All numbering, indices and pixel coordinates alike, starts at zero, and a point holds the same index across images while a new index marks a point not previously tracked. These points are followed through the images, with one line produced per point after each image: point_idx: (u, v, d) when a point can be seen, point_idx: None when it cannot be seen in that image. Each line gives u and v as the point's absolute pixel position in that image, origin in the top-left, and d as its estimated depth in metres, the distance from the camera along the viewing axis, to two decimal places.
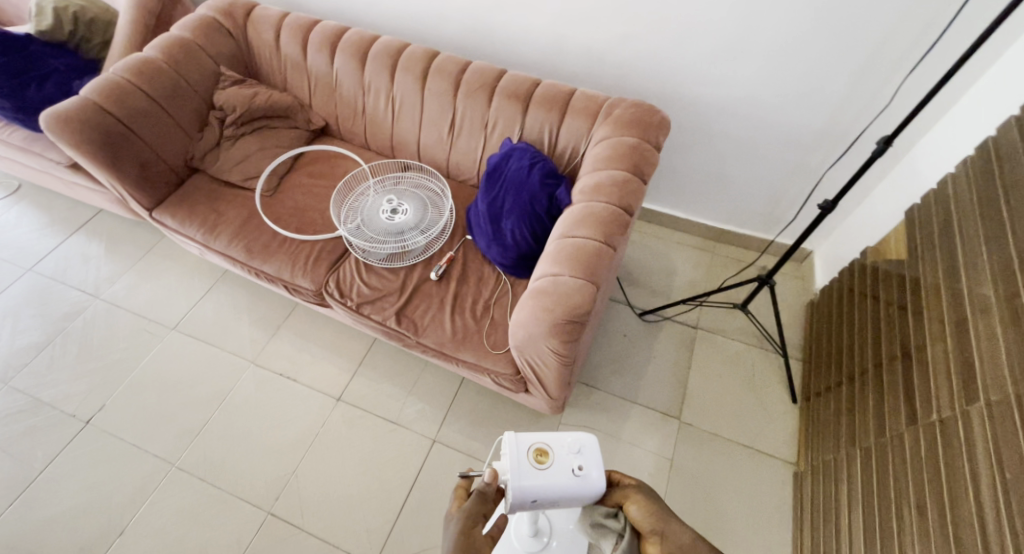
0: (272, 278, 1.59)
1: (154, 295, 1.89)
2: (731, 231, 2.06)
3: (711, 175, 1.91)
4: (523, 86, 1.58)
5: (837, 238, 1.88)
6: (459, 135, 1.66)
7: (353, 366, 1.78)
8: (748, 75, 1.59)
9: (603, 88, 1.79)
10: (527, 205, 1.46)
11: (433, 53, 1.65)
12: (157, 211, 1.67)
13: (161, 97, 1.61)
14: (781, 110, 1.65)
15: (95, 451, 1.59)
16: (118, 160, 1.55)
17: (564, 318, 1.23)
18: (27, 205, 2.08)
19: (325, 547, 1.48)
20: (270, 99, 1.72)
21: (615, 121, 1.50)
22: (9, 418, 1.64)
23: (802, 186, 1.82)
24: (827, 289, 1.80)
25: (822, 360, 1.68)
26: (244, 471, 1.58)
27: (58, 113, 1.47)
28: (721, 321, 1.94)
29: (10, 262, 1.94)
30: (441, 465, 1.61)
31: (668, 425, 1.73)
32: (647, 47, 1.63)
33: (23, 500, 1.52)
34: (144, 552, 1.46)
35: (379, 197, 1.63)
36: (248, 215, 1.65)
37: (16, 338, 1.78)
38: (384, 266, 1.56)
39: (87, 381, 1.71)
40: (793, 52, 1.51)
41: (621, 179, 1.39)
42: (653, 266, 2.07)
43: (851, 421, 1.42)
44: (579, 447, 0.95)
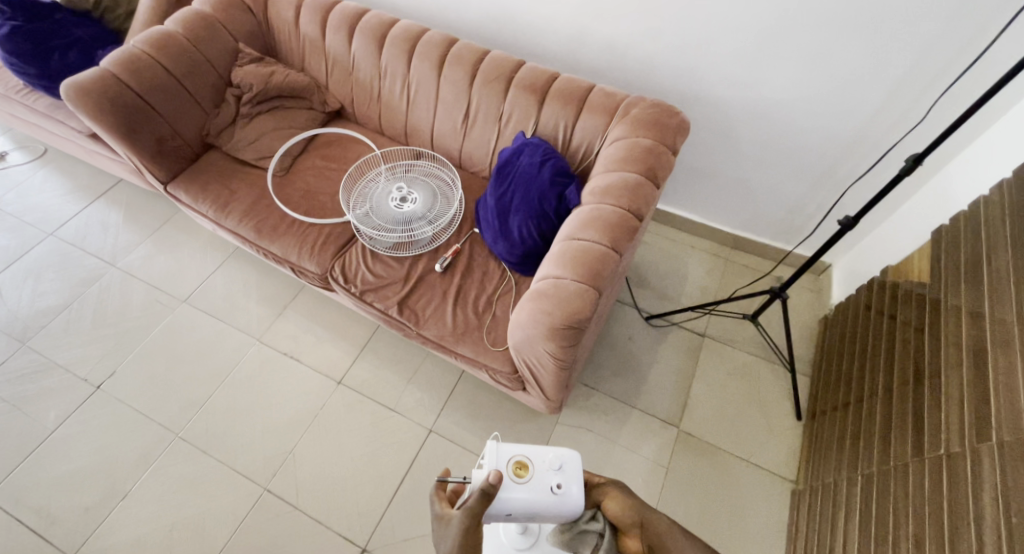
0: (279, 259, 1.60)
1: (168, 267, 1.93)
2: (747, 239, 2.00)
3: (730, 180, 1.85)
4: (540, 79, 1.55)
5: (858, 253, 1.81)
6: (472, 126, 1.64)
7: (356, 350, 1.79)
8: (776, 79, 1.53)
9: (624, 85, 1.75)
10: (536, 203, 1.43)
11: (450, 39, 1.62)
12: (172, 185, 1.70)
13: (178, 72, 1.63)
14: (808, 118, 1.58)
15: (104, 415, 1.65)
16: (134, 132, 1.57)
17: (564, 323, 1.21)
18: (52, 170, 2.14)
19: (316, 526, 1.51)
20: (287, 79, 1.72)
21: (632, 120, 1.45)
22: (25, 377, 1.70)
23: (825, 197, 1.75)
24: (842, 306, 1.74)
25: (830, 379, 1.63)
26: (243, 446, 1.62)
27: (77, 83, 1.49)
28: (730, 331, 1.90)
29: (33, 225, 1.99)
30: (434, 455, 1.62)
31: (666, 432, 1.70)
32: (672, 45, 1.58)
33: (33, 457, 1.58)
34: (145, 516, 1.51)
35: (389, 184, 1.62)
36: (260, 195, 1.66)
37: (35, 300, 1.83)
38: (389, 255, 1.56)
39: (100, 347, 1.76)
40: (824, 56, 1.44)
41: (632, 182, 1.35)
42: (663, 269, 2.03)
43: (854, 446, 1.38)
44: (560, 464, 0.99)
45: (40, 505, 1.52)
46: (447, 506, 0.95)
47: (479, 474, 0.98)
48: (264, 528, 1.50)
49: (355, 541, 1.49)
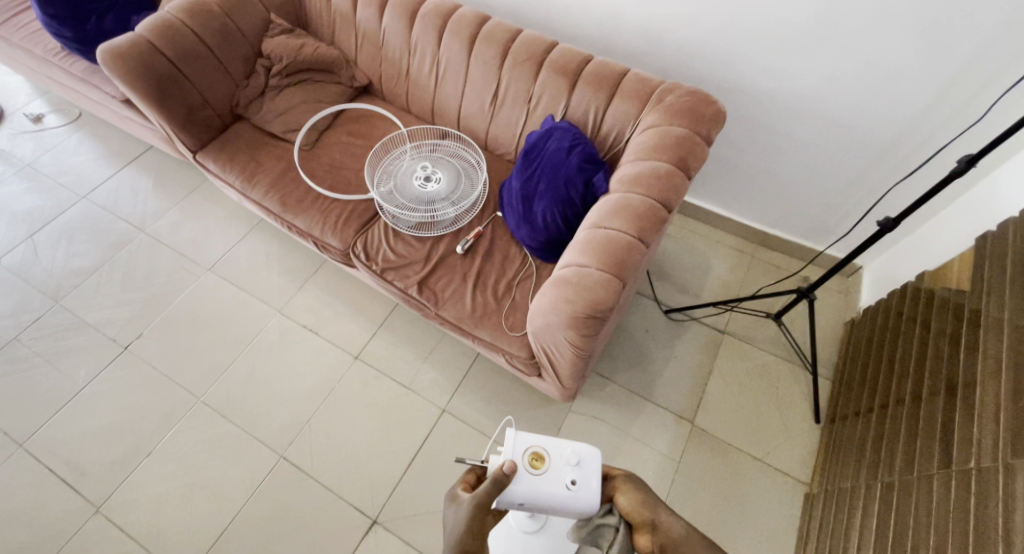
0: (303, 233, 1.62)
1: (194, 235, 1.96)
2: (776, 236, 1.94)
3: (763, 175, 1.79)
4: (572, 62, 1.51)
5: (892, 257, 1.75)
6: (500, 108, 1.61)
7: (373, 327, 1.81)
8: (821, 70, 1.46)
9: (658, 71, 1.69)
10: (562, 189, 1.41)
11: (483, 17, 1.58)
12: (201, 154, 1.72)
13: (211, 40, 1.63)
14: (851, 113, 1.51)
15: (130, 375, 1.70)
16: (166, 100, 1.59)
17: (586, 312, 1.19)
18: (86, 134, 2.19)
19: (329, 495, 1.55)
20: (316, 52, 1.71)
21: (667, 108, 1.41)
22: (57, 334, 1.76)
23: (862, 197, 1.69)
24: (872, 310, 1.69)
25: (853, 385, 1.59)
26: (262, 413, 1.66)
27: (113, 48, 1.50)
28: (752, 329, 1.86)
29: (67, 187, 2.05)
30: (447, 435, 1.64)
31: (680, 427, 1.69)
32: (712, 32, 1.52)
33: (63, 411, 1.64)
34: (167, 474, 1.56)
35: (414, 163, 1.61)
36: (286, 168, 1.67)
37: (69, 260, 1.89)
38: (411, 234, 1.55)
39: (128, 309, 1.81)
40: (873, 47, 1.36)
41: (663, 171, 1.32)
42: (686, 263, 1.98)
43: (875, 454, 1.34)
44: (577, 460, 0.98)
45: (69, 457, 1.58)
46: (464, 489, 0.96)
47: (496, 460, 0.99)
48: (280, 494, 1.55)
49: (366, 513, 1.53)
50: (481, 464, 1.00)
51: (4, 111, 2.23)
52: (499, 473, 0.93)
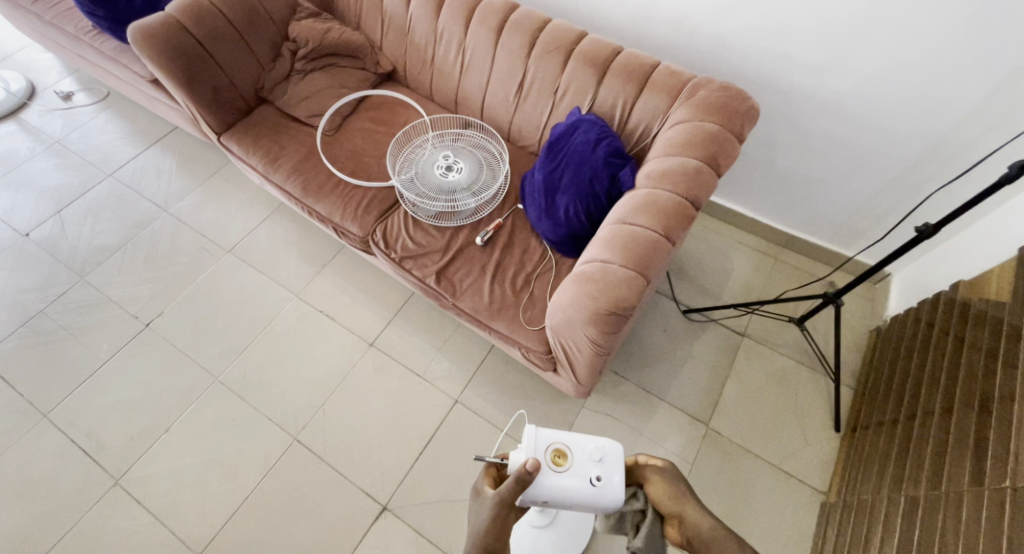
0: (323, 218, 1.62)
1: (216, 216, 1.98)
2: (803, 239, 1.89)
3: (793, 176, 1.74)
4: (601, 53, 1.47)
5: (924, 265, 1.69)
6: (525, 98, 1.59)
7: (389, 315, 1.81)
8: (862, 67, 1.40)
9: (688, 65, 1.65)
10: (586, 183, 1.38)
11: (511, 6, 1.56)
12: (225, 136, 1.72)
13: (238, 22, 1.63)
14: (891, 114, 1.45)
15: (149, 353, 1.73)
16: (194, 80, 1.60)
17: (608, 309, 1.17)
18: (114, 113, 2.22)
19: (341, 480, 1.56)
20: (342, 37, 1.71)
21: (698, 102, 1.37)
22: (82, 309, 1.79)
23: (897, 202, 1.63)
24: (900, 319, 1.64)
25: (877, 395, 1.55)
26: (277, 395, 1.67)
27: (143, 28, 1.51)
28: (774, 333, 1.81)
29: (95, 165, 2.08)
30: (458, 425, 1.64)
31: (695, 429, 1.66)
32: (748, 25, 1.47)
33: (86, 384, 1.68)
34: (183, 451, 1.59)
35: (436, 152, 1.60)
36: (308, 152, 1.67)
37: (95, 237, 1.92)
38: (431, 223, 1.54)
39: (151, 287, 1.84)
40: (919, 45, 1.31)
41: (692, 168, 1.28)
42: (708, 263, 1.94)
43: (899, 467, 1.30)
44: (601, 456, 0.98)
45: (90, 430, 1.62)
46: (487, 484, 0.97)
47: (516, 457, 0.98)
48: (293, 476, 1.56)
49: (376, 499, 1.54)
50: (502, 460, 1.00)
51: (35, 87, 2.26)
52: (521, 471, 0.90)
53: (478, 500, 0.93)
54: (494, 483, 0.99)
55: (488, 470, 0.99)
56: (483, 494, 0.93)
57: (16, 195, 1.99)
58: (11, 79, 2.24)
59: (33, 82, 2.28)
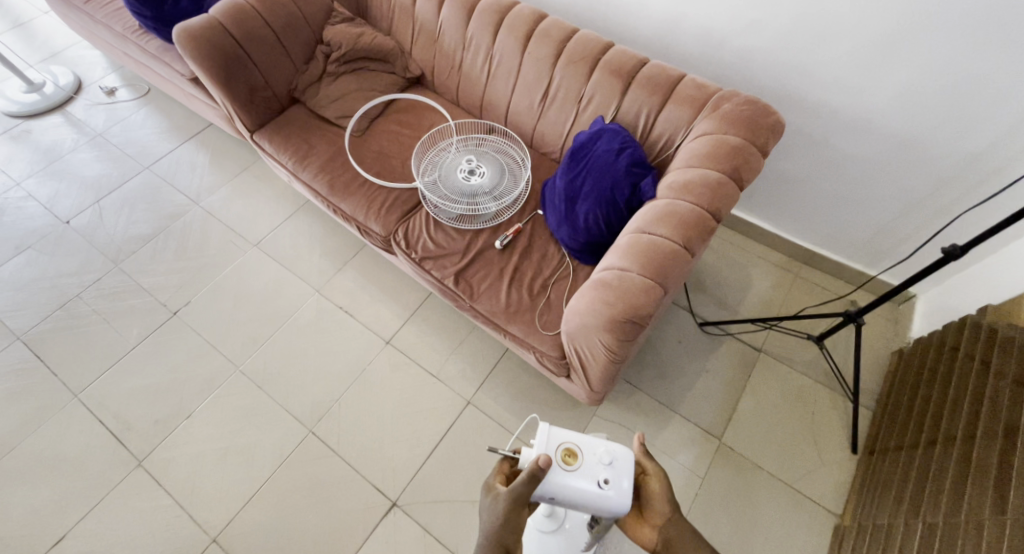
0: (347, 216, 1.66)
1: (244, 211, 2.05)
2: (825, 256, 1.87)
3: (817, 192, 1.72)
4: (627, 64, 1.49)
5: (950, 288, 1.65)
6: (550, 106, 1.61)
7: (406, 314, 1.85)
8: (892, 85, 1.39)
9: (714, 78, 1.65)
10: (607, 192, 1.39)
11: (539, 15, 1.58)
12: (258, 134, 1.78)
13: (277, 25, 1.69)
14: (920, 133, 1.44)
15: (176, 340, 1.79)
16: (231, 80, 1.65)
17: (624, 317, 1.18)
18: (153, 108, 2.30)
19: (353, 474, 1.59)
20: (374, 41, 1.75)
21: (723, 115, 1.37)
22: (114, 295, 1.86)
23: (924, 222, 1.60)
24: (923, 341, 1.61)
25: (896, 417, 1.52)
26: (295, 388, 1.71)
27: (188, 28, 1.57)
28: (791, 349, 1.80)
29: (133, 158, 2.16)
30: (470, 426, 1.65)
31: (707, 443, 1.65)
32: (777, 39, 1.47)
33: (115, 368, 1.74)
34: (204, 438, 1.64)
35: (459, 155, 1.62)
36: (336, 152, 1.72)
37: (130, 226, 2.00)
38: (452, 225, 1.57)
39: (180, 277, 1.90)
40: (952, 64, 1.30)
41: (714, 180, 1.29)
42: (727, 277, 1.93)
43: (918, 491, 1.28)
44: (610, 459, 0.98)
45: (117, 412, 1.67)
46: (499, 481, 0.99)
47: (529, 453, 1.00)
48: (306, 467, 1.60)
49: (387, 494, 1.56)
50: (515, 456, 1.01)
51: (82, 82, 2.37)
52: (534, 467, 0.92)
53: (490, 496, 0.95)
54: (506, 479, 1.01)
55: (501, 466, 1.01)
56: (494, 490, 0.95)
57: (59, 184, 2.08)
58: (60, 74, 2.35)
59: (80, 77, 2.38)
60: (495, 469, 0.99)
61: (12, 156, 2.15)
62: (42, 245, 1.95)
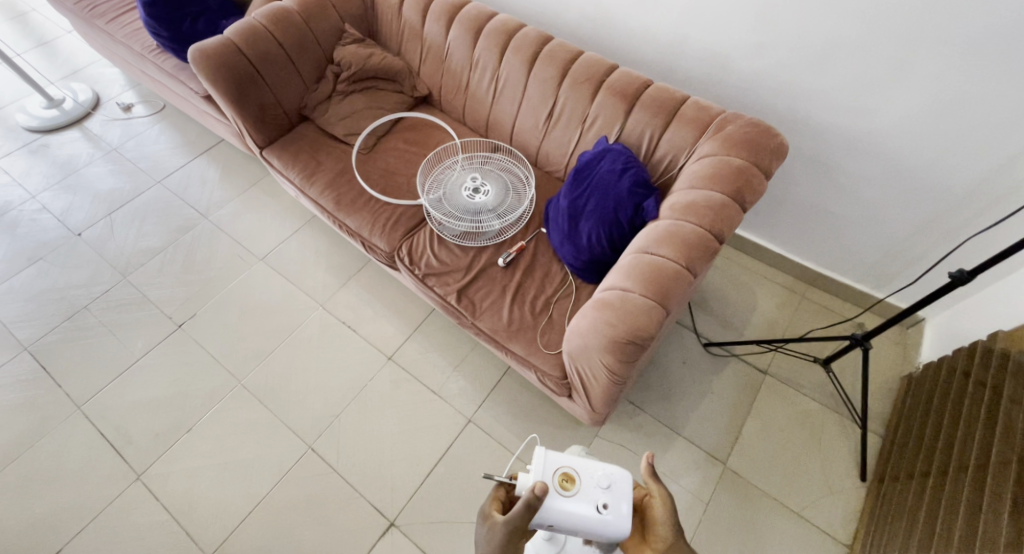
0: (352, 232, 1.67)
1: (252, 225, 2.07)
2: (832, 278, 1.85)
3: (822, 214, 1.72)
4: (631, 85, 1.51)
5: (959, 312, 1.63)
6: (555, 125, 1.63)
7: (408, 330, 1.85)
8: (895, 108, 1.40)
9: (717, 99, 1.67)
10: (610, 211, 1.39)
11: (546, 37, 1.62)
12: (267, 150, 1.82)
13: (289, 45, 1.73)
14: (924, 156, 1.44)
15: (179, 353, 1.80)
16: (243, 98, 1.70)
17: (625, 337, 1.17)
18: (167, 124, 2.36)
19: (351, 492, 1.57)
20: (383, 62, 1.79)
21: (726, 136, 1.38)
22: (121, 307, 1.88)
23: (931, 244, 1.59)
24: (933, 366, 1.58)
25: (907, 445, 1.49)
26: (296, 402, 1.71)
27: (203, 48, 1.62)
28: (797, 372, 1.77)
29: (145, 172, 2.20)
30: (471, 445, 1.64)
31: (712, 467, 1.62)
32: (781, 62, 1.48)
33: (119, 379, 1.75)
34: (203, 452, 1.63)
35: (464, 173, 1.64)
36: (343, 169, 1.74)
37: (140, 240, 2.03)
38: (456, 242, 1.58)
39: (187, 290, 1.92)
40: (957, 88, 1.30)
41: (717, 202, 1.29)
42: (731, 297, 1.92)
43: (930, 522, 1.24)
44: (609, 483, 0.97)
45: (118, 424, 1.68)
46: (495, 508, 0.98)
47: (525, 479, 0.98)
48: (305, 484, 1.58)
49: (385, 514, 1.54)
50: (511, 482, 1.00)
51: (100, 99, 2.43)
52: (530, 495, 0.88)
53: (488, 523, 0.94)
54: (502, 507, 0.99)
55: (497, 492, 1.00)
56: (492, 518, 0.95)
57: (73, 198, 2.13)
58: (79, 91, 2.42)
59: (99, 93, 2.45)
60: (490, 496, 0.98)
61: (29, 170, 2.20)
62: (54, 256, 1.98)
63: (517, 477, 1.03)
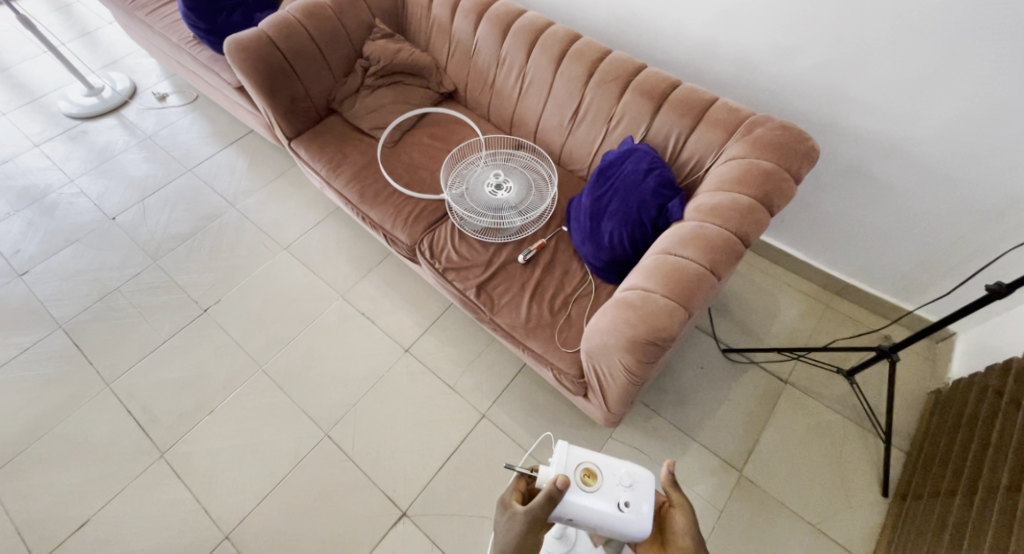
0: (375, 224, 1.69)
1: (277, 215, 2.11)
2: (859, 288, 1.81)
3: (851, 220, 1.68)
4: (658, 86, 1.50)
5: (993, 328, 1.58)
6: (580, 124, 1.62)
7: (426, 324, 1.86)
8: (933, 114, 1.36)
9: (746, 101, 1.64)
10: (633, 211, 1.38)
11: (574, 35, 1.61)
12: (295, 141, 1.85)
13: (320, 39, 1.76)
14: (963, 165, 1.39)
15: (204, 336, 1.84)
16: (274, 90, 1.73)
17: (646, 338, 1.16)
18: (200, 114, 2.42)
19: (365, 480, 1.59)
20: (411, 57, 1.80)
21: (755, 139, 1.36)
22: (150, 290, 1.94)
23: (966, 256, 1.54)
24: (964, 382, 1.53)
25: (932, 462, 1.44)
26: (315, 390, 1.74)
27: (238, 40, 1.65)
28: (819, 382, 1.73)
29: (177, 160, 2.26)
30: (485, 440, 1.64)
31: (728, 475, 1.59)
32: (814, 64, 1.45)
33: (145, 360, 1.80)
34: (223, 434, 1.67)
35: (487, 170, 1.65)
36: (368, 162, 1.77)
37: (171, 225, 2.09)
38: (477, 238, 1.59)
39: (213, 276, 1.97)
40: (1000, 95, 1.26)
41: (744, 205, 1.27)
42: (753, 303, 1.89)
43: (957, 542, 1.20)
44: (631, 482, 0.96)
45: (144, 403, 1.73)
46: (515, 499, 0.98)
47: (547, 472, 0.98)
48: (321, 470, 1.61)
49: (398, 503, 1.56)
50: (532, 474, 1.00)
51: (137, 88, 2.51)
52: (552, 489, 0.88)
53: (504, 515, 0.95)
54: (522, 498, 1.00)
55: (518, 483, 1.00)
56: (510, 509, 0.95)
57: (108, 182, 2.20)
58: (117, 80, 2.49)
59: (136, 83, 2.52)
60: (511, 485, 0.99)
61: (69, 155, 2.28)
62: (89, 238, 2.05)
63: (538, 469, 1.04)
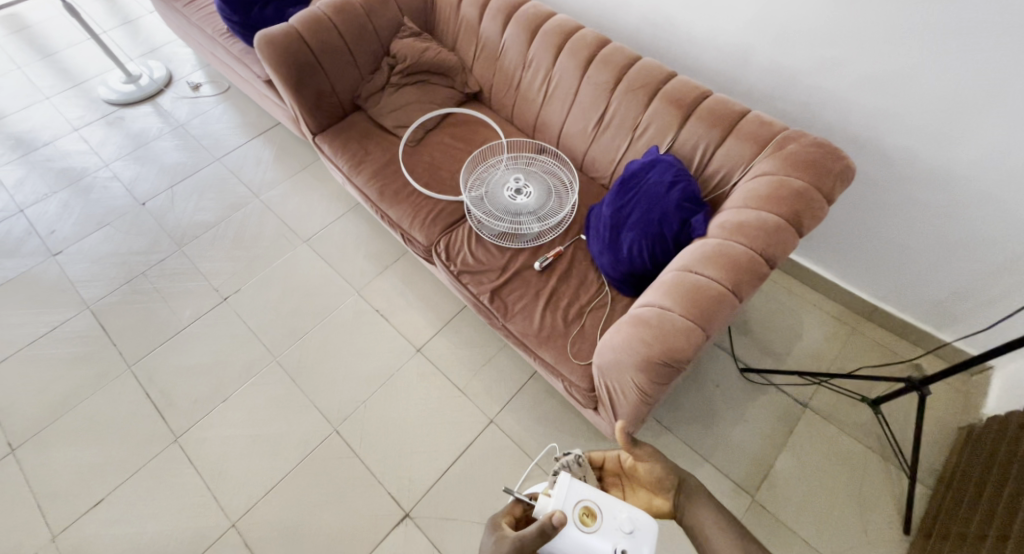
0: (393, 224, 1.69)
1: (300, 207, 2.14)
2: (890, 313, 1.73)
3: (886, 243, 1.60)
4: (687, 95, 1.45)
5: None
6: (604, 131, 1.58)
7: (439, 324, 1.86)
8: (979, 137, 1.29)
9: (779, 114, 1.58)
10: (654, 224, 1.34)
11: (603, 41, 1.58)
12: (319, 136, 1.86)
13: (348, 35, 1.76)
14: (1013, 190, 1.31)
15: (222, 325, 1.87)
16: (301, 85, 1.74)
17: (660, 359, 1.13)
18: (231, 104, 2.47)
19: (369, 478, 1.59)
20: (438, 56, 1.79)
21: (787, 155, 1.30)
22: (175, 275, 1.98)
23: (1010, 288, 1.45)
24: (998, 421, 1.45)
25: (960, 502, 1.37)
26: (325, 385, 1.75)
27: (268, 35, 1.67)
28: (842, 410, 1.66)
29: (207, 149, 2.31)
30: (491, 446, 1.63)
31: (740, 500, 1.54)
32: (854, 79, 1.39)
33: (165, 345, 1.84)
34: (235, 422, 1.70)
35: (508, 174, 1.63)
36: (390, 160, 1.76)
37: (198, 213, 2.13)
38: (494, 242, 1.57)
39: (235, 265, 2.00)
40: None
41: (771, 224, 1.22)
42: (776, 323, 1.82)
43: None
44: (632, 528, 0.93)
45: (162, 388, 1.76)
46: (507, 522, 0.98)
47: (545, 504, 0.96)
48: (327, 465, 1.62)
49: (401, 504, 1.55)
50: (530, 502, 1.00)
51: (173, 77, 2.57)
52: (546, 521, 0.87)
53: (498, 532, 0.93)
54: (514, 523, 0.99)
55: (513, 508, 1.00)
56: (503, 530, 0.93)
57: (141, 168, 2.26)
58: (155, 68, 2.56)
59: (172, 72, 2.59)
60: (504, 509, 0.99)
61: (105, 140, 2.35)
62: (120, 222, 2.11)
63: (537, 498, 1.02)
